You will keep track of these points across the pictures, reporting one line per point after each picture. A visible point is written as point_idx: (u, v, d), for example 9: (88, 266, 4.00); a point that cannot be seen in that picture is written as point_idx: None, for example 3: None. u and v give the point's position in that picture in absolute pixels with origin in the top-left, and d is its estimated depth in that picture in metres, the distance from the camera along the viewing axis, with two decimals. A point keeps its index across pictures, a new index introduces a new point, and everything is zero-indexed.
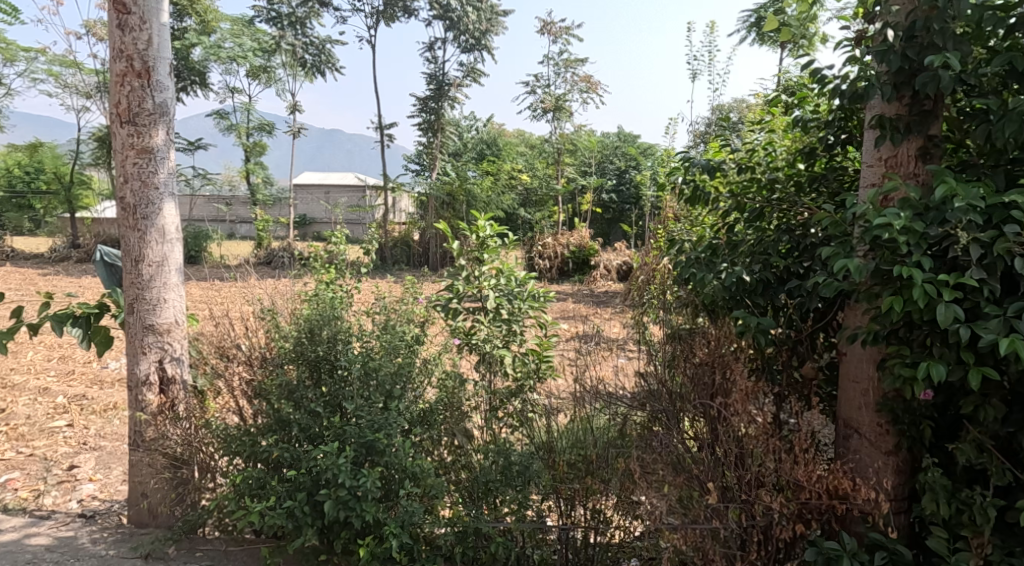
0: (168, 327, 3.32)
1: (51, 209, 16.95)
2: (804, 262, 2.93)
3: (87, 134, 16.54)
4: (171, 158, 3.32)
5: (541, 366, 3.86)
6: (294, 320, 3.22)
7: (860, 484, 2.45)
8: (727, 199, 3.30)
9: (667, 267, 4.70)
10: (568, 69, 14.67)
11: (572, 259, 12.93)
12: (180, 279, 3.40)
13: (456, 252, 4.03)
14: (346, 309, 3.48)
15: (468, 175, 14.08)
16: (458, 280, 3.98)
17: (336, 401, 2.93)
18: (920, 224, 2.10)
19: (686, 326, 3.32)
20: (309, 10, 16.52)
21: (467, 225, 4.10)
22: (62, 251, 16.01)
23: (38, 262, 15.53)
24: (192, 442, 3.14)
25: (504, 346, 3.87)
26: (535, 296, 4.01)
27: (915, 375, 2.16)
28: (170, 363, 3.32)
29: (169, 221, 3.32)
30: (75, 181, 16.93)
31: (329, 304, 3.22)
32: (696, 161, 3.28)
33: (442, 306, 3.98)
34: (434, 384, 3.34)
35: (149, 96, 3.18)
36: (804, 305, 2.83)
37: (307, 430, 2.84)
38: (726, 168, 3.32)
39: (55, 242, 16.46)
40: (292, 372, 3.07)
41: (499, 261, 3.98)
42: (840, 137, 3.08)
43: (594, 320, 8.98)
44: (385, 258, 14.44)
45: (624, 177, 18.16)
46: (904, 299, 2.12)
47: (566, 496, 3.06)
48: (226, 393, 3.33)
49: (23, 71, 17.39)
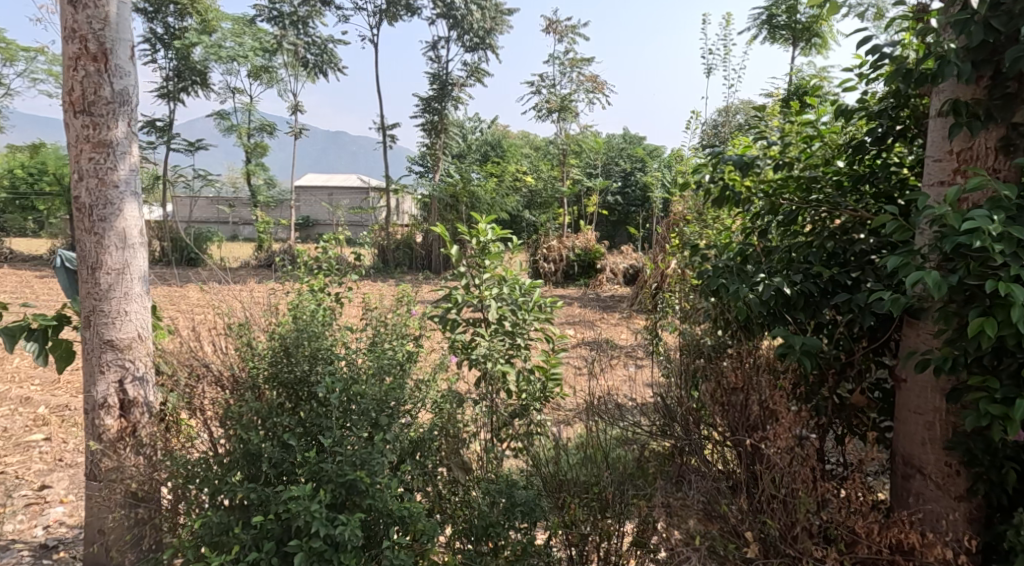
0: (129, 342, 2.96)
1: (51, 211, 16.67)
2: (852, 272, 2.55)
3: None
4: (134, 153, 2.96)
5: (547, 385, 3.60)
6: (269, 338, 2.86)
7: (933, 539, 2.07)
8: (760, 200, 2.90)
9: (681, 272, 4.38)
10: (574, 69, 14.30)
11: (577, 262, 12.53)
12: (144, 289, 3.04)
13: (456, 257, 3.66)
14: (330, 322, 3.11)
15: (472, 176, 13.66)
16: (456, 289, 3.61)
17: (312, 431, 2.56)
18: (1019, 229, 1.73)
19: (713, 344, 2.94)
20: (311, 9, 16.19)
21: (468, 229, 3.72)
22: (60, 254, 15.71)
23: (35, 264, 15.22)
24: (152, 476, 2.77)
25: (507, 362, 3.54)
26: (541, 306, 3.66)
27: (1010, 414, 1.79)
28: (132, 383, 2.96)
29: (131, 224, 2.96)
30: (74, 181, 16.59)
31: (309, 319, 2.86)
32: (724, 156, 2.89)
33: (439, 317, 3.63)
34: (428, 408, 2.97)
35: (106, 83, 2.82)
36: (854, 322, 2.46)
37: (278, 465, 2.46)
38: (759, 164, 2.92)
39: (54, 244, 16.13)
40: (265, 396, 2.73)
41: (503, 267, 3.61)
42: (892, 129, 2.69)
43: (601, 325, 8.60)
44: (387, 261, 14.05)
45: (630, 179, 17.78)
46: (998, 321, 1.75)
47: (578, 540, 2.69)
48: (194, 419, 2.96)
49: (23, 71, 17.05)
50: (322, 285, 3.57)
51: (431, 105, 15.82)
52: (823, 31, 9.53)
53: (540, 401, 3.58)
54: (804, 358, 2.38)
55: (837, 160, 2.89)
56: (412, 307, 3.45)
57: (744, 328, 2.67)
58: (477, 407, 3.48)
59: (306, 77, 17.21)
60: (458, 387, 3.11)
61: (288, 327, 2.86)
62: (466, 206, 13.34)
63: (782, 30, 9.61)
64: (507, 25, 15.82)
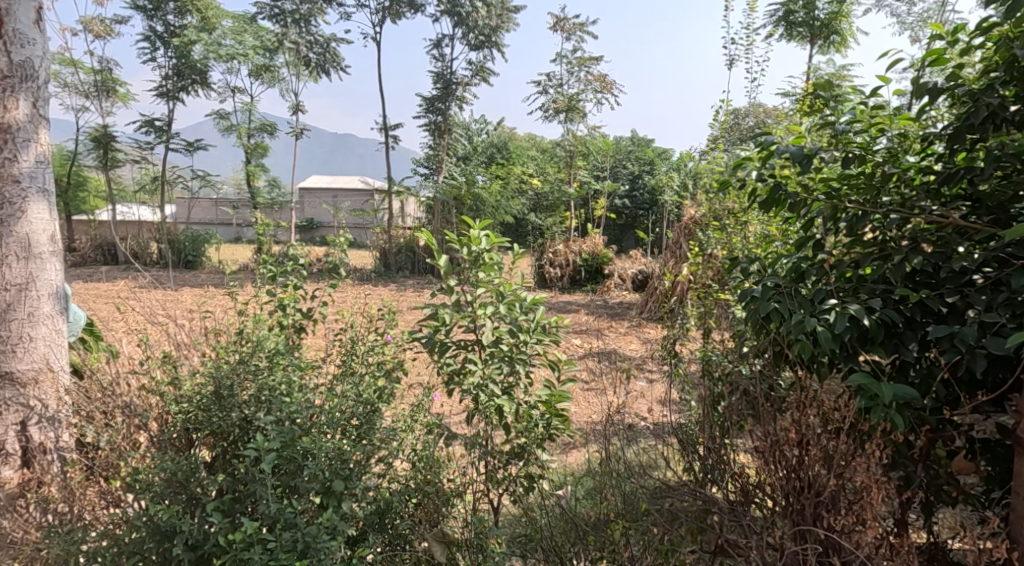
0: (33, 375, 2.58)
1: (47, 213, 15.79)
2: (947, 298, 1.98)
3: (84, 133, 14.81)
4: (41, 140, 2.73)
5: (550, 423, 3.11)
6: (206, 373, 2.29)
7: None
8: (821, 202, 2.30)
9: (702, 287, 3.87)
10: (582, 68, 13.75)
11: (584, 267, 11.85)
12: (57, 308, 2.71)
13: (445, 268, 3.12)
14: (286, 347, 2.55)
15: (477, 178, 12.86)
16: (444, 307, 3.09)
17: (245, 499, 2.01)
18: None
19: (760, 384, 2.37)
20: (313, 7, 15.22)
21: (457, 236, 3.17)
22: None
23: None
24: (32, 552, 2.14)
25: (504, 394, 3.06)
26: (546, 327, 3.17)
27: None
28: (37, 426, 2.51)
29: (37, 231, 2.68)
30: (73, 181, 15.50)
31: (256, 345, 2.35)
32: (779, 147, 2.27)
33: (425, 337, 3.11)
34: (404, 458, 2.46)
35: (5, 52, 2.63)
36: (956, 364, 1.87)
37: (196, 546, 1.92)
38: (823, 156, 2.31)
39: None
40: (203, 449, 2.23)
41: (500, 281, 3.10)
42: (994, 114, 2.09)
43: (608, 336, 7.98)
44: (388, 265, 13.39)
45: (638, 182, 17.23)
46: None
47: None
48: (101, 475, 2.31)
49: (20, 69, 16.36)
50: (288, 301, 3.01)
51: (435, 105, 15.26)
52: (843, 27, 8.92)
53: (545, 437, 3.11)
54: (898, 414, 1.80)
55: (910, 154, 2.34)
56: (392, 329, 2.88)
57: (806, 366, 2.10)
58: (471, 450, 2.99)
59: (308, 76, 16.36)
60: (442, 430, 2.59)
61: (230, 359, 2.33)
62: (469, 209, 12.67)
63: (799, 28, 8.96)
64: (513, 23, 15.22)
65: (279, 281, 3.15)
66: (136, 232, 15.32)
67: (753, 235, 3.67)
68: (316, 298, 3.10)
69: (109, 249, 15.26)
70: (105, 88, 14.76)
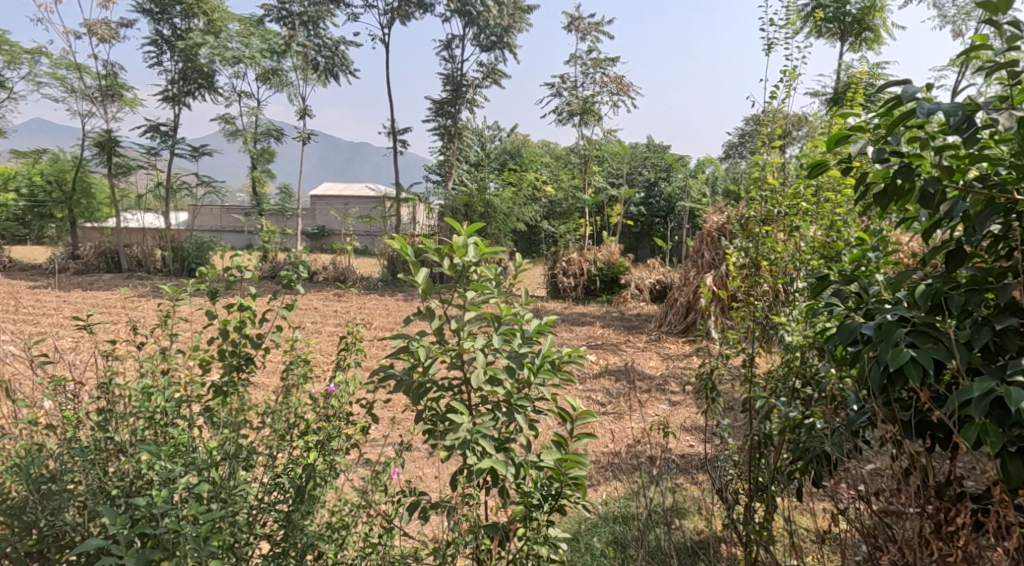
0: None
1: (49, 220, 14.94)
2: None
3: (88, 139, 14.16)
4: None
5: (561, 491, 2.37)
6: (33, 453, 1.90)
7: None
8: (977, 194, 1.55)
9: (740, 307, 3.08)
10: (597, 69, 13.00)
11: (599, 277, 11.02)
12: None
13: (423, 287, 2.37)
14: (170, 398, 2.07)
15: (489, 185, 12.07)
16: (422, 339, 2.37)
17: None
18: None
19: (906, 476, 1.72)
20: (321, 9, 14.49)
21: (437, 246, 2.42)
22: (59, 262, 14.42)
23: (33, 273, 13.99)
24: None
25: (499, 453, 2.31)
26: (557, 363, 2.44)
27: None
28: None
29: None
30: (78, 187, 14.91)
31: (140, 401, 1.97)
32: (920, 109, 1.50)
33: (397, 373, 2.38)
34: (351, 558, 2.05)
35: None
36: None
37: None
38: (989, 125, 1.53)
39: (53, 252, 14.93)
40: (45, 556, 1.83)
41: (493, 306, 2.37)
42: None
43: (625, 351, 7.17)
44: (396, 273, 12.62)
45: (654, 189, 16.46)
46: None
47: None
48: None
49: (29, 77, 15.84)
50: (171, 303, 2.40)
51: (445, 108, 14.49)
52: (876, 22, 8.11)
53: (553, 512, 2.37)
54: None
55: None
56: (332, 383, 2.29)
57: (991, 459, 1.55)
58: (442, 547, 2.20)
59: (316, 80, 15.69)
60: (421, 508, 2.07)
61: (97, 432, 1.95)
62: (481, 217, 11.80)
63: (831, 23, 8.14)
64: (526, 23, 14.47)
65: (227, 296, 2.69)
66: (139, 239, 14.66)
67: (809, 246, 2.89)
68: (266, 324, 2.43)
69: (112, 256, 14.44)
70: (110, 93, 14.17)
